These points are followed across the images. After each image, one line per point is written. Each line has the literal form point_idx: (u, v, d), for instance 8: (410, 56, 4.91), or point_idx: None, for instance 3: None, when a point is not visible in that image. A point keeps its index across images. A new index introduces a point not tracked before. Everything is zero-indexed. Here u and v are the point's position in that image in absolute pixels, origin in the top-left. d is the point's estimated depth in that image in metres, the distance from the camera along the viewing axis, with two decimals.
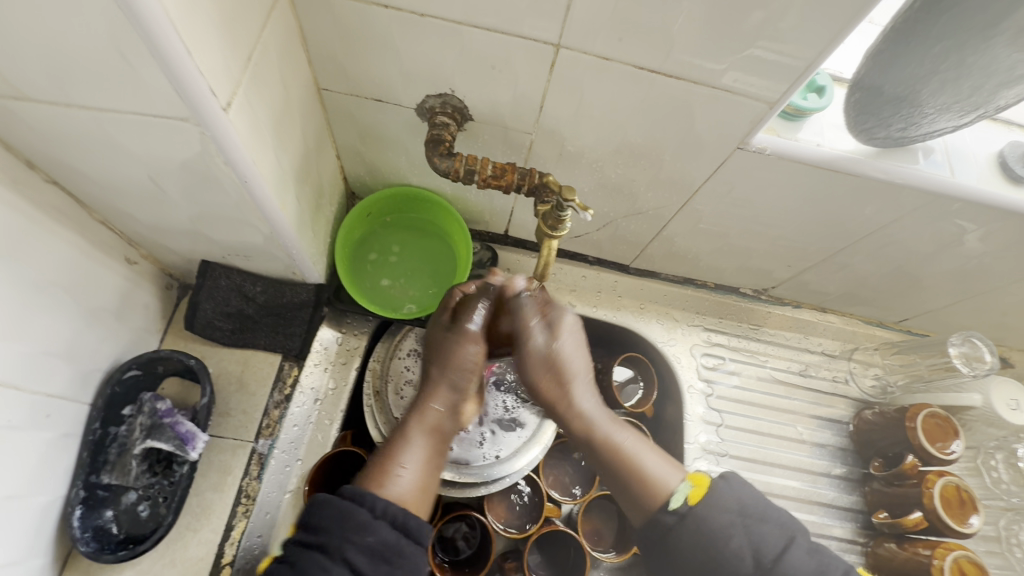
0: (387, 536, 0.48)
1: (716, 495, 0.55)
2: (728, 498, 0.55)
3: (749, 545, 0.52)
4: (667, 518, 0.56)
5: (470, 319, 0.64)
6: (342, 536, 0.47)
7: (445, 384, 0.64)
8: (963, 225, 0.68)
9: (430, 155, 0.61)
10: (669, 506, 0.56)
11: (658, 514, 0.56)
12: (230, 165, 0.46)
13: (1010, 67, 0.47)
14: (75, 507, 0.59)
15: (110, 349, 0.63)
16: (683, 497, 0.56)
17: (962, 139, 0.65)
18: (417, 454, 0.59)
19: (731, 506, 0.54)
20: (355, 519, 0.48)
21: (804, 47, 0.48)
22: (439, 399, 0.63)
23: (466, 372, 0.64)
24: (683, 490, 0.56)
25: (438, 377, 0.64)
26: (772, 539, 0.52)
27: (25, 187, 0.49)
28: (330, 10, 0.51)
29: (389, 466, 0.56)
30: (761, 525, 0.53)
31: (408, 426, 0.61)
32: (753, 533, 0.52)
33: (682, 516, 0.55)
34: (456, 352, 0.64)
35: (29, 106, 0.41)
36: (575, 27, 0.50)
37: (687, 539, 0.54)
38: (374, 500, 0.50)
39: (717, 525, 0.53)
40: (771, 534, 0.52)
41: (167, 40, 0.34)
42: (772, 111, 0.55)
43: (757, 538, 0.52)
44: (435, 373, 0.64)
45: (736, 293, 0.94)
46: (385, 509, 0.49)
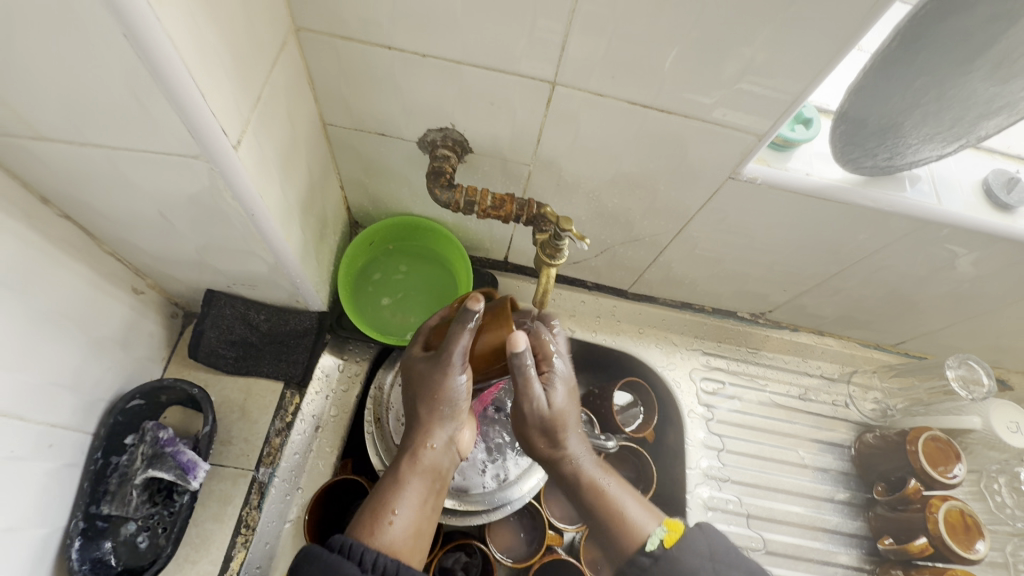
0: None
1: (692, 539, 0.55)
2: (701, 543, 0.55)
3: None
4: (644, 559, 0.56)
5: (450, 349, 0.56)
6: None
7: (435, 421, 0.62)
8: (954, 249, 0.69)
9: (431, 186, 0.64)
10: (645, 548, 0.56)
11: (637, 554, 0.57)
12: (238, 199, 0.47)
13: (988, 99, 0.49)
14: (74, 539, 0.58)
15: (114, 379, 0.63)
16: (659, 539, 0.56)
17: (947, 168, 0.67)
18: (412, 498, 0.58)
19: (702, 552, 0.54)
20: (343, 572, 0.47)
21: (790, 82, 0.50)
22: (435, 440, 0.62)
23: (456, 402, 0.62)
24: (658, 532, 0.57)
25: (426, 414, 0.62)
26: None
27: (38, 221, 0.50)
28: (336, 51, 0.54)
29: (380, 513, 0.56)
30: (730, 574, 0.52)
31: (401, 469, 0.60)
32: None
33: (657, 558, 0.55)
34: (444, 388, 0.60)
35: (48, 145, 0.43)
36: (571, 65, 0.52)
37: None
38: (363, 554, 0.49)
39: (685, 569, 0.53)
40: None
41: (185, 88, 0.36)
42: (761, 143, 0.57)
43: None
44: (424, 411, 0.62)
45: (734, 317, 0.94)
46: (374, 562, 0.48)
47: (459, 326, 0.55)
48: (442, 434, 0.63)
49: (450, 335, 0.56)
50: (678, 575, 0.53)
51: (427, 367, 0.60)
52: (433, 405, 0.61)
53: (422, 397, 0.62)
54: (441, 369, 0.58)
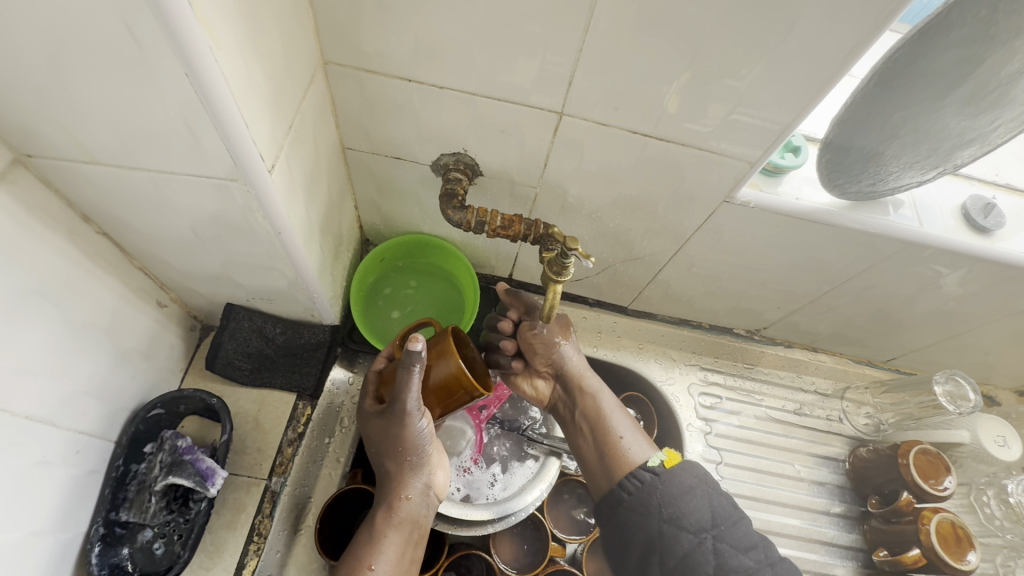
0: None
1: (684, 468, 0.69)
2: (697, 471, 0.69)
3: (710, 506, 0.66)
4: (644, 475, 0.68)
5: (407, 401, 0.58)
6: None
7: (403, 472, 0.63)
8: (938, 270, 0.73)
9: (444, 207, 0.67)
10: (647, 464, 0.69)
11: (640, 470, 0.68)
12: (267, 218, 0.51)
13: (960, 133, 0.54)
14: (93, 544, 0.60)
15: (136, 389, 0.66)
16: (660, 460, 0.69)
17: (927, 194, 0.71)
18: (391, 553, 0.60)
19: (691, 480, 0.68)
20: None
21: (779, 114, 0.55)
22: (409, 490, 0.64)
23: (422, 450, 0.63)
24: (659, 456, 0.70)
25: (396, 466, 0.63)
26: (723, 507, 0.66)
27: (78, 238, 0.53)
28: (359, 83, 0.58)
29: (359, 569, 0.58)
30: (721, 496, 0.67)
31: (378, 523, 0.62)
32: (712, 500, 0.66)
33: (657, 474, 0.68)
34: (407, 441, 0.61)
35: (97, 168, 0.46)
36: (577, 97, 0.56)
37: (663, 493, 0.66)
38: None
39: (687, 484, 0.67)
40: (700, 509, 0.65)
41: (233, 120, 0.40)
42: (753, 169, 0.62)
43: (715, 504, 0.66)
44: (392, 465, 0.63)
45: (730, 333, 0.98)
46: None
47: (407, 372, 0.55)
48: (413, 483, 0.64)
49: (401, 384, 0.57)
50: (677, 485, 0.67)
51: (385, 422, 0.62)
52: (400, 458, 0.63)
53: (388, 451, 0.63)
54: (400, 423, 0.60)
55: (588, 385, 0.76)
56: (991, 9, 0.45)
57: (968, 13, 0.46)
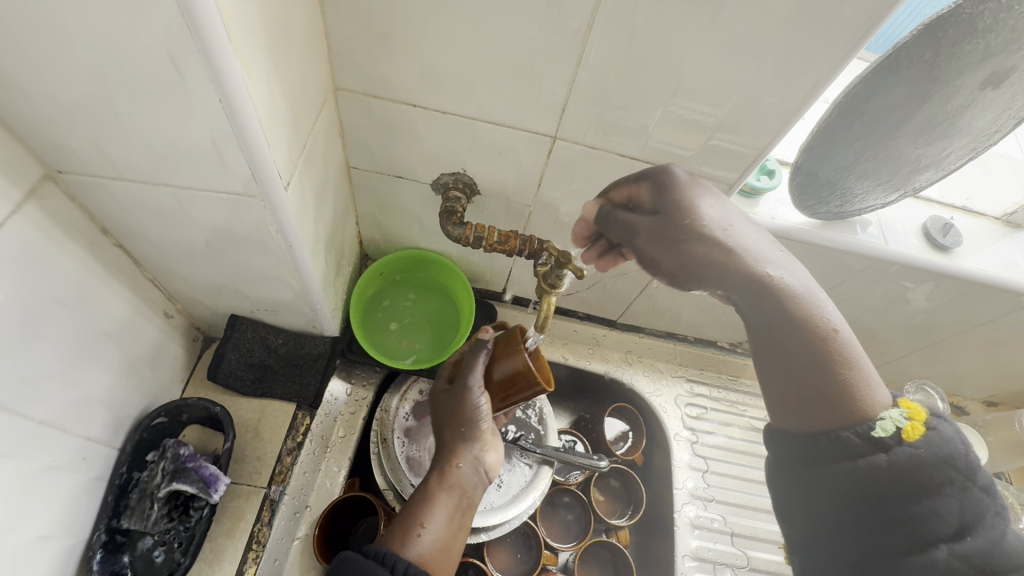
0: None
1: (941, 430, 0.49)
2: (948, 432, 0.49)
3: (962, 503, 0.45)
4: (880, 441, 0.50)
5: (470, 378, 0.64)
6: None
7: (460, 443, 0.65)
8: (904, 285, 0.78)
9: (444, 224, 0.72)
10: (872, 433, 0.50)
11: (847, 434, 0.51)
12: (280, 232, 0.54)
13: (916, 158, 0.60)
14: (96, 550, 0.61)
15: (141, 397, 0.67)
16: (895, 423, 0.50)
17: (891, 215, 0.77)
18: (440, 513, 0.60)
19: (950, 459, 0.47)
20: None
21: (753, 141, 0.60)
22: (463, 459, 0.65)
23: (479, 422, 0.65)
24: (896, 418, 0.50)
25: (453, 436, 0.66)
26: (996, 516, 0.45)
27: (96, 249, 0.56)
28: (367, 107, 0.62)
29: (409, 527, 0.58)
30: (977, 493, 0.46)
31: (431, 486, 0.63)
32: (968, 497, 0.46)
33: (890, 448, 0.49)
34: (467, 413, 0.64)
35: (122, 183, 0.49)
36: (570, 122, 0.61)
37: (899, 464, 0.48)
38: (395, 561, 0.51)
39: (935, 470, 0.47)
40: (955, 508, 0.45)
41: (258, 142, 0.44)
42: (731, 190, 0.67)
43: (970, 501, 0.46)
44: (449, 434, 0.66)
45: (713, 346, 1.02)
46: (406, 568, 0.51)
47: (474, 357, 0.65)
48: (467, 455, 0.65)
49: (468, 365, 0.65)
50: (918, 462, 0.47)
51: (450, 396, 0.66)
52: (459, 429, 0.65)
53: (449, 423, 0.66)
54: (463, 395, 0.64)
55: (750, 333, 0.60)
56: (935, 52, 0.50)
57: (914, 55, 0.51)
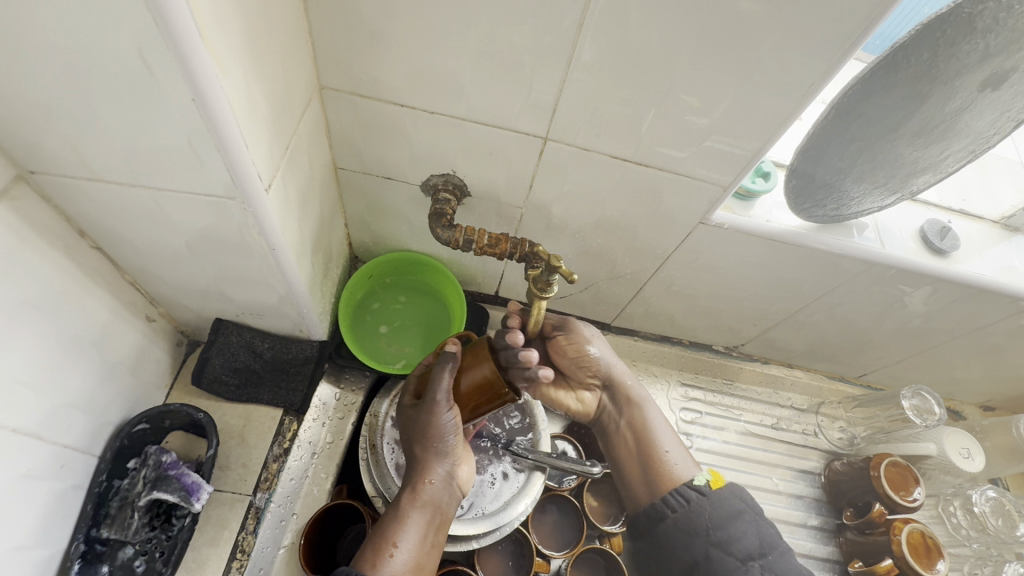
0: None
1: (731, 491, 0.67)
2: (735, 499, 0.66)
3: (757, 534, 0.63)
4: (687, 494, 0.66)
5: (435, 393, 0.61)
6: None
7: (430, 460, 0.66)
8: (902, 288, 0.77)
9: (433, 226, 0.70)
10: (693, 483, 0.67)
11: (685, 489, 0.67)
12: (262, 235, 0.53)
13: (913, 160, 0.59)
14: (74, 561, 0.60)
15: (122, 403, 0.66)
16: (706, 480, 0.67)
17: (888, 219, 0.76)
18: (411, 532, 0.62)
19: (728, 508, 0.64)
20: None
21: (748, 142, 0.59)
22: (433, 475, 0.66)
23: (448, 439, 0.65)
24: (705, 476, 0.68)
25: (423, 454, 0.66)
26: (773, 537, 0.63)
27: (74, 252, 0.54)
28: (353, 106, 0.61)
29: (381, 549, 0.59)
30: (770, 528, 0.64)
31: (403, 505, 0.64)
32: (761, 528, 0.63)
33: (702, 493, 0.65)
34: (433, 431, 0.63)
35: (96, 184, 0.48)
36: (561, 123, 0.60)
37: (709, 512, 0.64)
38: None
39: (733, 508, 0.65)
40: (749, 532, 0.63)
41: (235, 142, 0.42)
42: (726, 193, 0.65)
43: (763, 531, 0.63)
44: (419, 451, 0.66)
45: (710, 350, 1.01)
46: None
47: (440, 370, 0.60)
48: (437, 473, 0.67)
49: (434, 378, 0.61)
50: (726, 513, 0.64)
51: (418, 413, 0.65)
52: (429, 447, 0.65)
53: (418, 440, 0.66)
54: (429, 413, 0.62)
55: (633, 396, 0.76)
56: (932, 53, 0.49)
57: (911, 55, 0.50)
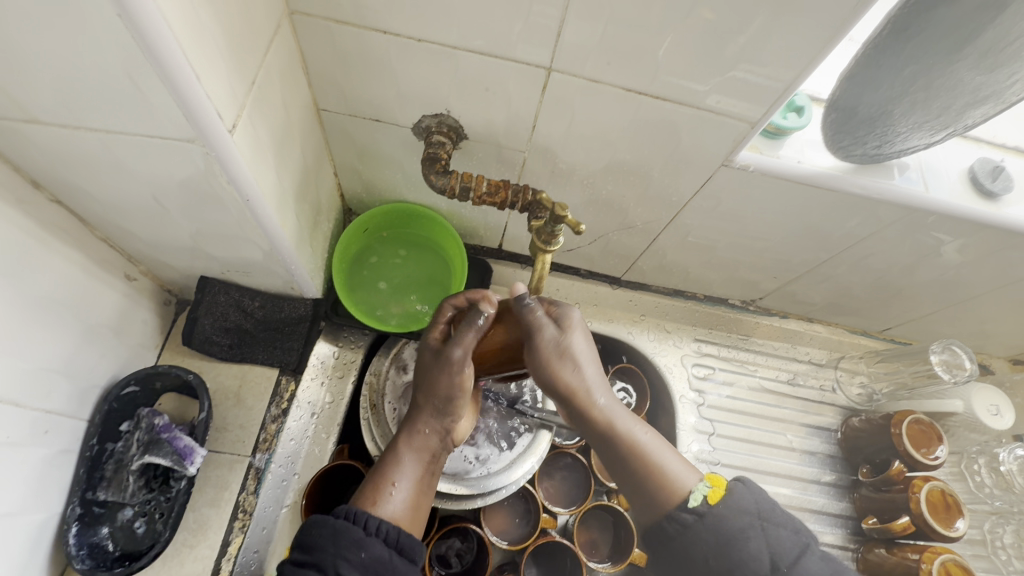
0: (380, 552, 0.48)
1: (737, 497, 0.53)
2: (748, 501, 0.53)
3: (767, 548, 0.50)
4: (685, 517, 0.53)
5: (457, 343, 0.56)
6: (337, 554, 0.47)
7: (432, 407, 0.60)
8: (939, 237, 0.71)
9: (426, 172, 0.63)
10: (689, 504, 0.53)
11: (678, 511, 0.53)
12: (232, 184, 0.47)
13: (975, 89, 0.50)
14: (70, 524, 0.58)
15: (108, 365, 0.63)
16: (702, 496, 0.53)
17: (934, 157, 0.68)
18: (409, 473, 0.58)
19: (750, 508, 0.52)
20: (348, 536, 0.48)
21: (781, 70, 0.51)
22: (431, 422, 0.60)
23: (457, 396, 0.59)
24: (702, 488, 0.53)
25: (424, 401, 0.60)
26: (782, 539, 0.51)
27: (29, 206, 0.50)
28: (330, 34, 0.53)
29: (381, 486, 0.56)
30: (780, 530, 0.51)
31: (399, 446, 0.59)
32: (771, 537, 0.51)
33: (700, 515, 0.52)
34: (444, 381, 0.58)
35: (38, 127, 0.43)
36: (567, 50, 0.52)
37: (702, 540, 0.51)
38: (367, 518, 0.50)
39: (734, 528, 0.51)
40: (788, 539, 0.51)
41: (179, 70, 0.36)
42: (754, 130, 0.58)
43: (774, 542, 0.50)
44: (423, 398, 0.60)
45: (725, 304, 0.96)
46: (378, 527, 0.50)
47: (468, 326, 0.56)
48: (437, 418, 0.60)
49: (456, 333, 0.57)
50: (719, 531, 0.51)
51: (431, 359, 0.59)
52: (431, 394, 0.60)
53: (422, 387, 0.60)
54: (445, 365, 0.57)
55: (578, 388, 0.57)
56: None
57: None
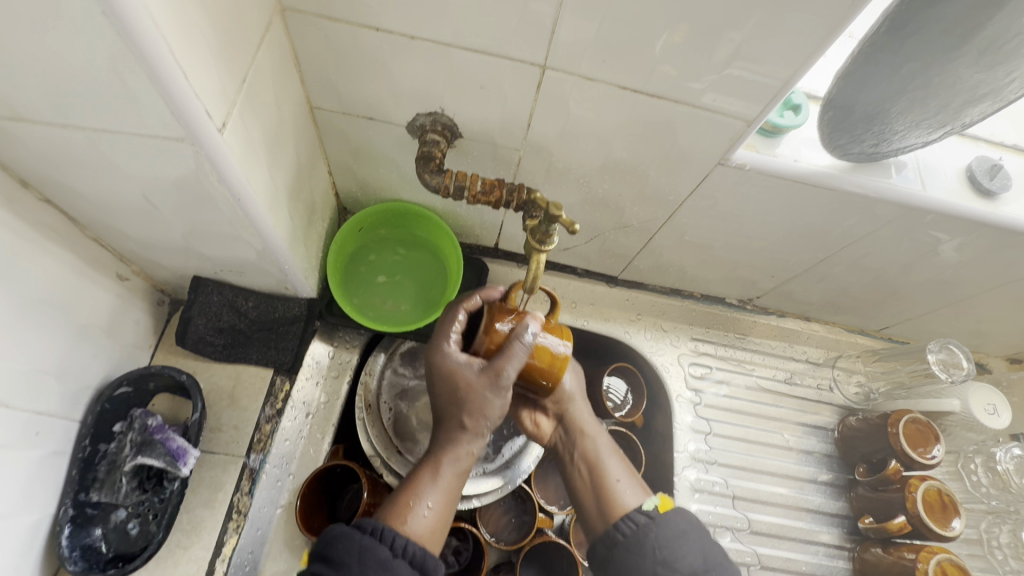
0: (405, 573, 0.48)
1: (682, 516, 0.62)
2: (689, 518, 0.62)
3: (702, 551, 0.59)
4: (638, 518, 0.61)
5: (509, 363, 0.55)
6: (363, 571, 0.47)
7: (481, 430, 0.58)
8: (937, 235, 0.70)
9: (420, 171, 0.63)
10: (643, 508, 0.62)
11: (634, 513, 0.62)
12: (223, 183, 0.47)
13: (973, 87, 0.50)
14: (63, 526, 0.58)
15: (101, 365, 0.63)
16: (652, 504, 0.62)
17: (932, 156, 0.68)
18: (441, 491, 0.56)
19: (688, 521, 0.61)
20: (375, 555, 0.48)
21: (778, 67, 0.50)
22: (477, 443, 0.58)
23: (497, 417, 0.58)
24: (653, 500, 0.63)
25: (472, 423, 0.57)
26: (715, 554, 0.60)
27: (19, 205, 0.50)
28: (322, 31, 0.53)
29: (414, 503, 0.54)
30: (713, 544, 0.61)
31: (439, 462, 0.57)
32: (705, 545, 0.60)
33: (652, 518, 0.61)
34: (493, 400, 0.57)
35: (25, 126, 0.42)
36: (562, 48, 0.52)
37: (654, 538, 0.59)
38: (394, 537, 0.50)
39: (678, 529, 0.60)
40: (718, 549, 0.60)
41: (164, 68, 0.36)
42: (751, 129, 0.57)
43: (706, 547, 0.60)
44: (472, 420, 0.57)
45: (722, 303, 0.95)
46: (404, 546, 0.50)
47: (517, 342, 0.56)
48: (479, 434, 0.58)
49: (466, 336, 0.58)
50: (664, 532, 0.60)
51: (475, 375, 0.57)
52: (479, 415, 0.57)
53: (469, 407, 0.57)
54: (493, 385, 0.56)
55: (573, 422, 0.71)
56: None
57: None
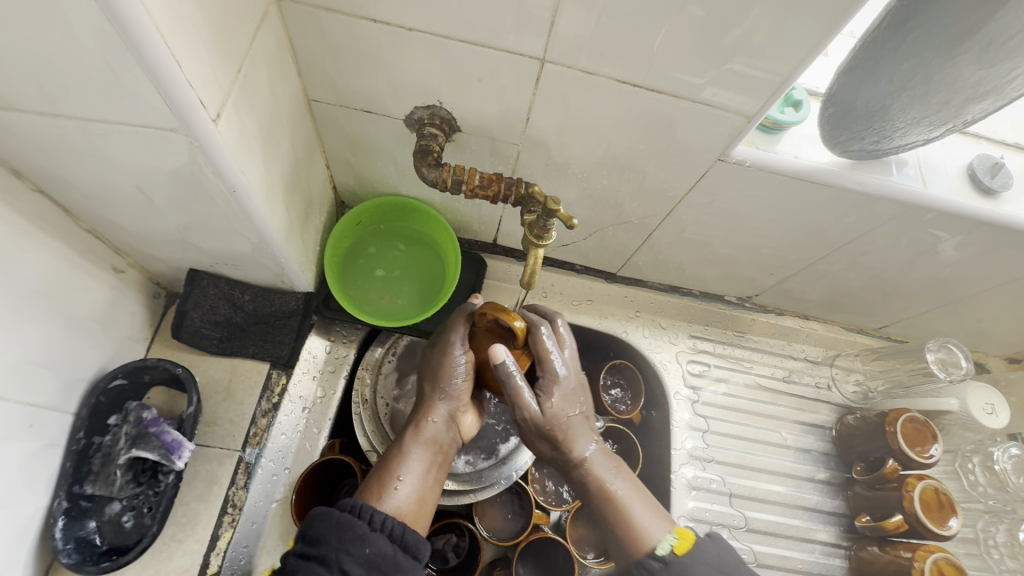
0: (384, 548, 0.48)
1: (703, 549, 0.55)
2: (711, 553, 0.55)
3: None
4: (651, 563, 0.56)
5: (453, 334, 0.63)
6: (340, 548, 0.46)
7: (441, 399, 0.62)
8: (937, 234, 0.70)
9: (418, 165, 0.63)
10: (655, 551, 0.56)
11: (646, 557, 0.56)
12: (218, 175, 0.46)
13: (975, 84, 0.49)
14: (57, 518, 0.58)
15: (96, 357, 0.63)
16: (669, 544, 0.56)
17: (933, 154, 0.67)
18: (415, 467, 0.58)
19: (711, 561, 0.54)
20: (353, 531, 0.48)
21: (778, 62, 0.50)
22: (438, 414, 0.62)
23: (459, 383, 0.62)
24: (669, 538, 0.56)
25: (432, 394, 0.63)
26: None
27: (11, 195, 0.50)
28: (319, 23, 0.52)
29: (386, 481, 0.56)
30: None
31: (408, 438, 0.60)
32: None
33: (666, 563, 0.55)
34: (448, 369, 0.62)
35: (17, 115, 0.42)
36: (561, 42, 0.51)
37: None
38: (373, 513, 0.49)
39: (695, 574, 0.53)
40: None
41: (156, 56, 0.35)
42: (751, 124, 0.57)
43: None
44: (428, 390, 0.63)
45: (721, 301, 0.95)
46: (383, 521, 0.49)
47: (458, 315, 0.65)
48: (444, 408, 0.63)
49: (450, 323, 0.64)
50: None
51: (432, 353, 0.64)
52: (437, 384, 0.62)
53: (428, 378, 0.64)
54: (444, 351, 0.63)
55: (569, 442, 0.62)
56: None
57: None
